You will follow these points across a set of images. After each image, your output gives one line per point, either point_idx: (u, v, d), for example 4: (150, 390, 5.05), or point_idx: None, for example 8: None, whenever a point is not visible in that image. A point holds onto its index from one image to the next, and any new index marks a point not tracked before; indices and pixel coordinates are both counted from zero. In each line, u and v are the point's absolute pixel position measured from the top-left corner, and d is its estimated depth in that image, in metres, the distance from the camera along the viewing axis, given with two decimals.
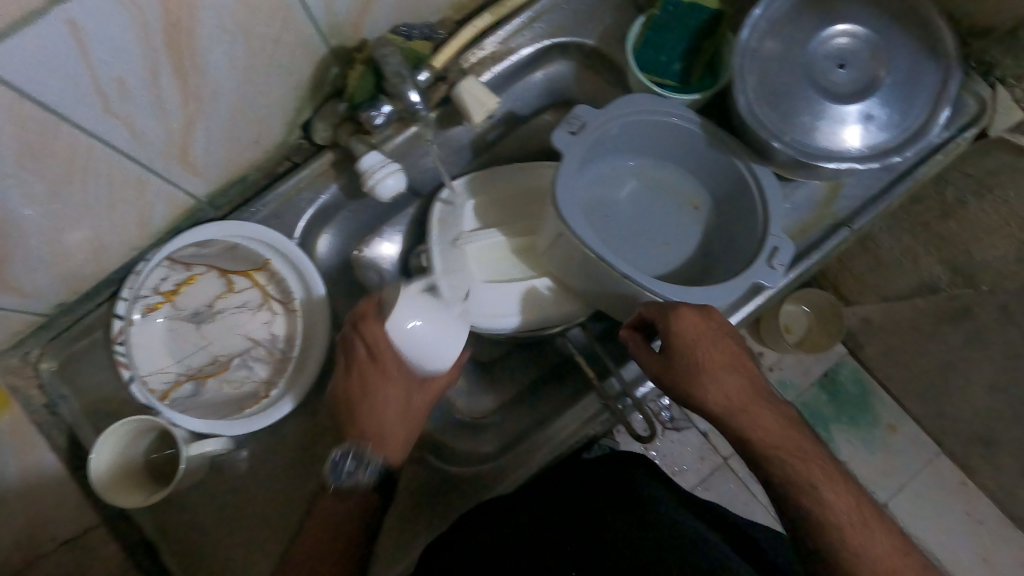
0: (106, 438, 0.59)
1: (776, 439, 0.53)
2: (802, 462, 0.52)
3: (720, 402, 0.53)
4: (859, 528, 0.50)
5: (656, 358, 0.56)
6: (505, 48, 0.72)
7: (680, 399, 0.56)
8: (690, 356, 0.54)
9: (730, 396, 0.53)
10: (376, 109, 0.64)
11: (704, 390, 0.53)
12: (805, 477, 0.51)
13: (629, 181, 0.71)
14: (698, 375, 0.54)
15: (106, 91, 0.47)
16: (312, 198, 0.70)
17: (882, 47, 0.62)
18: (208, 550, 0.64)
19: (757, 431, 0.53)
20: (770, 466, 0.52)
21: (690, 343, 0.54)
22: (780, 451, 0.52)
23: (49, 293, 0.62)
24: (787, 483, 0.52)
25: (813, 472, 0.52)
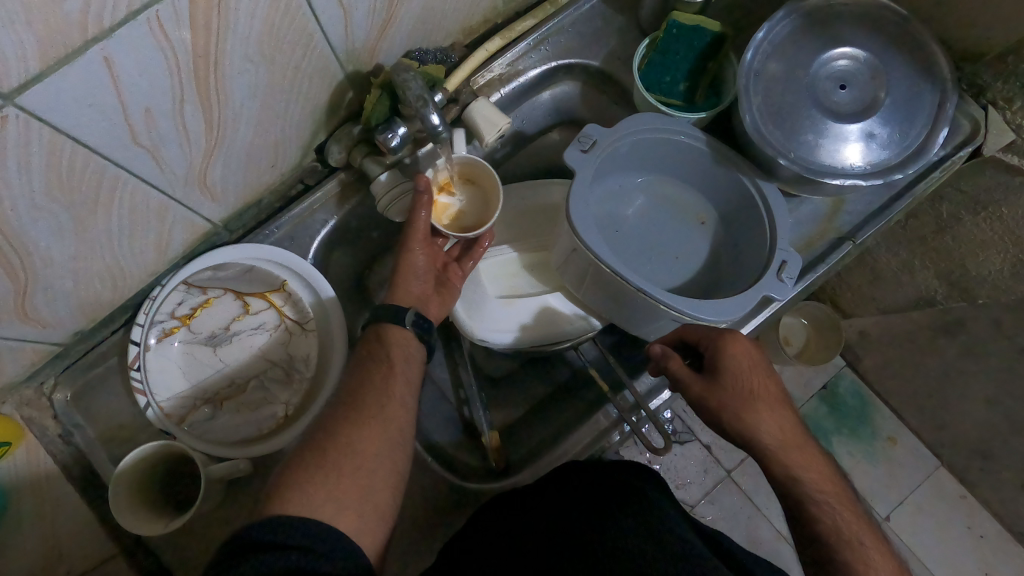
0: (133, 457, 0.60)
1: (820, 483, 0.57)
2: (846, 510, 0.56)
3: (774, 435, 0.56)
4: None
5: (703, 382, 0.58)
6: (513, 71, 0.74)
7: (727, 428, 0.58)
8: (743, 383, 0.57)
9: (780, 431, 0.57)
10: (392, 131, 0.64)
11: (755, 418, 0.56)
12: (850, 525, 0.55)
13: (639, 198, 0.73)
14: (753, 405, 0.57)
15: (135, 123, 0.48)
16: (325, 219, 0.71)
17: (881, 69, 0.64)
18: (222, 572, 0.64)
19: (806, 472, 0.57)
20: (818, 508, 0.56)
21: (745, 369, 0.58)
22: (827, 497, 0.56)
23: (67, 322, 0.62)
24: (831, 527, 0.55)
25: (858, 527, 0.55)
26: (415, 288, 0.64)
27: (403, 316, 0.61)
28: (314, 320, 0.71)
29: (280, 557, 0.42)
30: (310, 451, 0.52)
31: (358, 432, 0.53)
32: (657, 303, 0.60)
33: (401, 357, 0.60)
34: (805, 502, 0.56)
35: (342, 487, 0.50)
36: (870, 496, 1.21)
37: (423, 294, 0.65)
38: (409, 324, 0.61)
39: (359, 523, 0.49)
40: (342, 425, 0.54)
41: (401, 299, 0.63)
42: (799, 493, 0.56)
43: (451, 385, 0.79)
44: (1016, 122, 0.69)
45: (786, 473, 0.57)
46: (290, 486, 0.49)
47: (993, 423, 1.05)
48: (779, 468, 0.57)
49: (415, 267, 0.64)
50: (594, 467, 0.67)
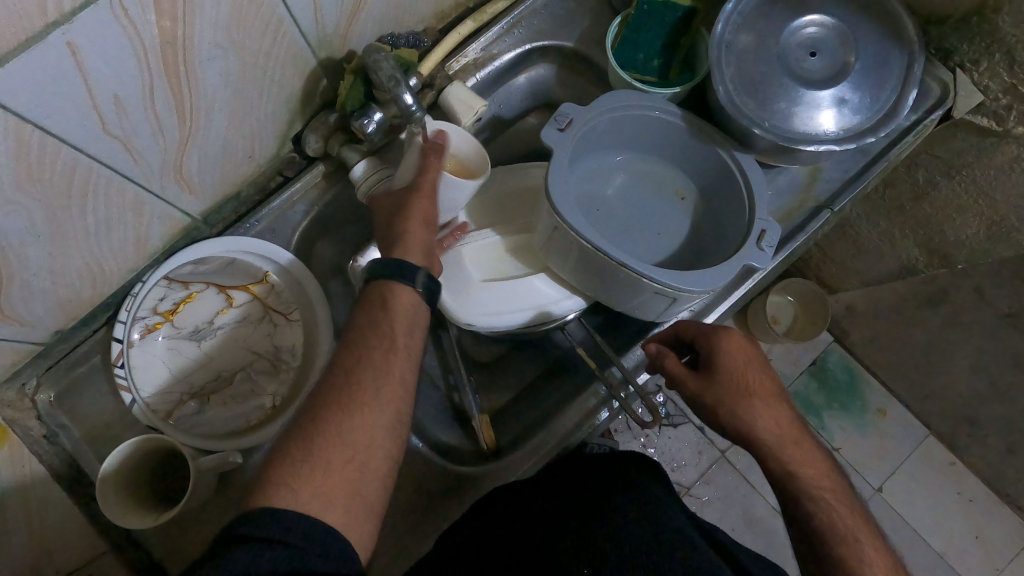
0: (117, 455, 0.59)
1: (815, 478, 0.58)
2: (842, 505, 0.57)
3: (770, 429, 0.58)
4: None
5: (698, 377, 0.60)
6: (487, 55, 0.74)
7: (723, 423, 0.59)
8: (739, 379, 0.59)
9: (776, 426, 0.59)
10: (368, 117, 0.64)
11: (751, 413, 0.58)
12: (846, 522, 0.56)
13: (618, 176, 0.73)
14: (749, 399, 0.58)
15: (104, 111, 0.47)
16: (305, 210, 0.71)
17: (849, 34, 0.65)
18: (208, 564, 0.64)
19: (801, 467, 0.58)
20: (813, 504, 0.57)
21: (739, 365, 0.59)
22: (821, 491, 0.58)
23: (47, 320, 0.62)
24: (827, 524, 0.56)
25: (854, 523, 0.56)
26: (421, 243, 0.61)
27: (414, 276, 0.59)
28: (298, 309, 0.70)
29: (264, 553, 0.41)
30: (300, 436, 0.51)
31: (352, 419, 0.52)
32: (640, 277, 0.60)
33: (405, 332, 0.58)
34: (801, 498, 0.57)
35: (332, 482, 0.48)
36: (863, 468, 1.22)
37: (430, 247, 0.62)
38: (420, 285, 0.59)
39: (347, 516, 0.48)
40: (337, 410, 0.52)
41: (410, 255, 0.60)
42: (796, 489, 0.58)
43: (440, 372, 0.78)
44: (982, 82, 0.71)
45: (782, 467, 0.58)
46: (275, 480, 0.47)
47: (977, 390, 1.08)
48: (775, 462, 0.58)
49: (419, 219, 0.61)
50: (591, 461, 0.67)
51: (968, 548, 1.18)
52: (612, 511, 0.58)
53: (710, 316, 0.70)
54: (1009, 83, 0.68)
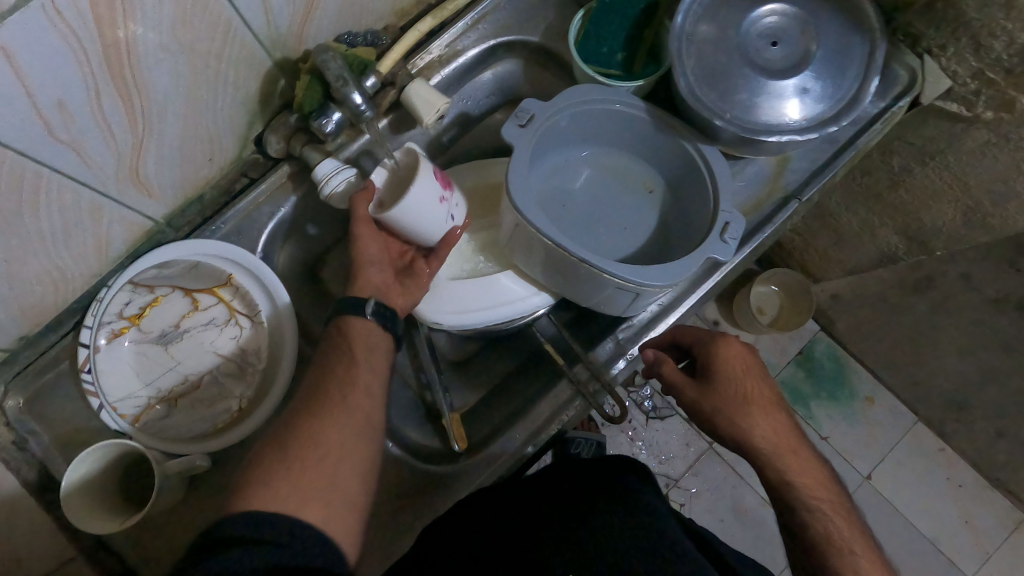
0: (84, 459, 0.60)
1: (813, 489, 0.60)
2: (839, 518, 0.59)
3: (767, 438, 0.60)
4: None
5: (697, 386, 0.62)
6: (452, 51, 0.74)
7: (721, 431, 0.61)
8: (737, 388, 0.61)
9: (774, 435, 0.60)
10: (327, 116, 0.64)
11: (750, 422, 0.60)
12: (844, 537, 0.57)
13: (583, 171, 0.73)
14: (746, 408, 0.60)
15: (49, 117, 0.47)
16: (272, 212, 0.71)
17: (810, 23, 0.64)
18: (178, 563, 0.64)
19: (798, 478, 0.60)
20: (809, 515, 0.59)
21: (738, 374, 0.62)
22: (819, 502, 0.59)
23: (9, 327, 0.62)
24: (826, 539, 0.57)
25: (850, 536, 0.58)
26: (373, 277, 0.64)
27: (364, 307, 0.62)
28: (264, 311, 0.70)
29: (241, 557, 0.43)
30: (276, 446, 0.55)
31: (320, 425, 0.56)
32: (602, 273, 0.60)
33: (363, 350, 0.61)
34: (797, 508, 0.59)
35: (308, 482, 0.52)
36: (852, 456, 1.22)
37: (388, 286, 0.66)
38: (370, 313, 0.62)
39: (327, 511, 0.52)
40: (305, 419, 0.57)
41: (360, 290, 0.64)
42: (793, 497, 0.59)
43: (412, 370, 0.78)
44: (950, 68, 0.70)
45: (779, 477, 0.60)
46: (258, 491, 0.51)
47: (966, 376, 1.07)
48: (773, 471, 0.60)
49: (367, 256, 0.64)
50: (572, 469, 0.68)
51: (958, 533, 1.18)
52: (591, 511, 0.58)
53: (677, 310, 0.70)
54: (976, 68, 0.67)
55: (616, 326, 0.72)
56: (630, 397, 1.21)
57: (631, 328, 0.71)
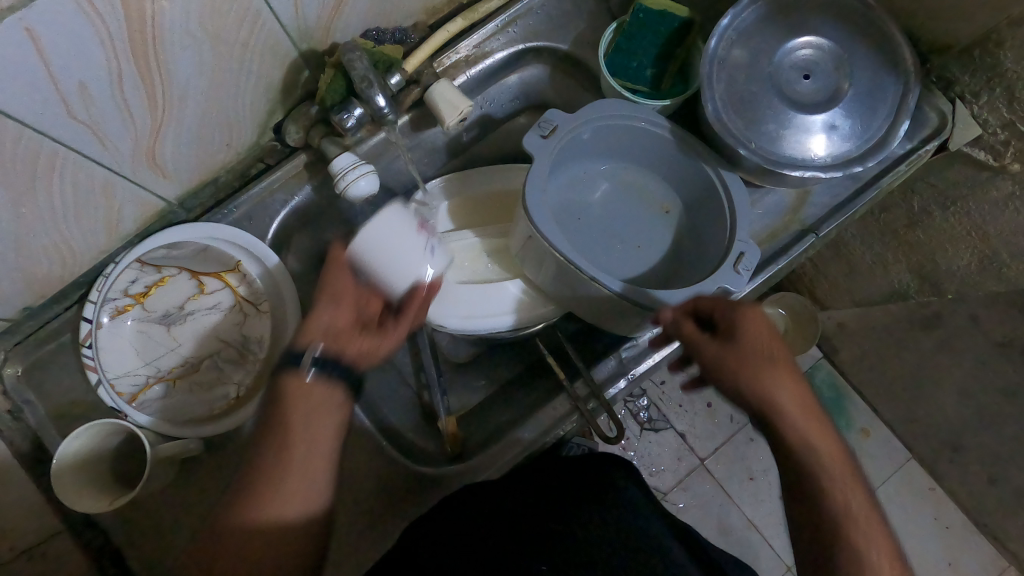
0: (76, 437, 0.59)
1: (833, 463, 0.57)
2: (857, 494, 0.56)
3: (788, 400, 0.57)
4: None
5: (714, 341, 0.58)
6: (480, 53, 0.73)
7: (740, 391, 0.57)
8: (760, 348, 0.57)
9: (794, 400, 0.57)
10: (348, 112, 0.64)
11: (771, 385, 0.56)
12: (862, 516, 0.55)
13: (601, 184, 0.72)
14: (768, 368, 0.57)
15: (69, 97, 0.47)
16: (285, 199, 0.71)
17: (844, 59, 0.63)
18: (165, 544, 0.64)
19: (818, 447, 0.57)
20: (829, 489, 0.56)
21: (762, 335, 0.57)
22: (839, 476, 0.56)
23: (15, 296, 0.62)
24: (844, 516, 0.55)
25: (868, 514, 0.55)
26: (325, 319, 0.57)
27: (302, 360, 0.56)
28: (269, 301, 0.70)
29: None
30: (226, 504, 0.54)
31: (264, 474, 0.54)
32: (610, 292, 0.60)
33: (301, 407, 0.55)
34: (816, 482, 0.56)
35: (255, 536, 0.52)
36: None
37: (340, 333, 0.57)
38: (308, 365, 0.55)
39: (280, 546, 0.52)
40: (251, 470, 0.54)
41: (307, 332, 0.57)
42: (812, 469, 0.56)
43: (412, 369, 0.78)
44: (982, 115, 0.69)
45: (797, 445, 0.57)
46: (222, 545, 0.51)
47: (964, 419, 1.06)
48: (791, 438, 0.57)
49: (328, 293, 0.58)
50: (575, 471, 0.66)
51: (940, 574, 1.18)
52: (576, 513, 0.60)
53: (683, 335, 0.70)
54: (1007, 119, 0.66)
55: (622, 345, 0.72)
56: (626, 407, 1.20)
57: (636, 349, 0.71)
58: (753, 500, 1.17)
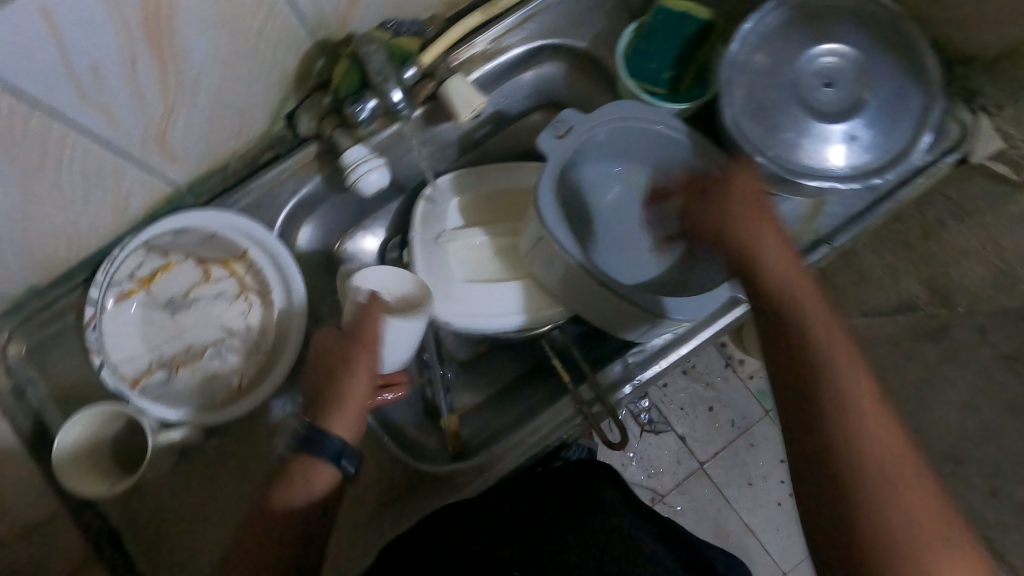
0: (76, 420, 0.59)
1: (832, 343, 0.49)
2: (864, 389, 0.47)
3: (772, 255, 0.54)
4: (935, 542, 0.42)
5: (699, 202, 0.60)
6: (496, 47, 0.72)
7: (727, 248, 0.57)
8: (744, 211, 0.56)
9: (782, 262, 0.54)
10: (361, 104, 0.63)
11: (755, 237, 0.55)
12: (857, 404, 0.46)
13: (614, 187, 0.70)
14: (756, 223, 0.55)
15: (81, 78, 0.46)
16: (294, 189, 0.70)
17: (867, 68, 0.63)
18: (166, 531, 0.64)
19: (813, 323, 0.50)
20: (817, 352, 0.49)
21: (748, 199, 0.57)
22: (835, 350, 0.49)
23: (21, 275, 0.61)
24: (834, 387, 0.47)
25: (871, 415, 0.46)
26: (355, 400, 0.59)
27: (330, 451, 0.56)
28: (275, 292, 0.70)
29: None
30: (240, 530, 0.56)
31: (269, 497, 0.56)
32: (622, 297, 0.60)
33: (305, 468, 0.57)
34: (808, 348, 0.49)
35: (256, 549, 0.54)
36: None
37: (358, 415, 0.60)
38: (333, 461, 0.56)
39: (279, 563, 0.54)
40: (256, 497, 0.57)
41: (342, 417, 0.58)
42: (798, 349, 0.50)
43: None
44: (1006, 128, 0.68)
45: (786, 314, 0.52)
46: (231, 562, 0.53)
47: None
48: (777, 305, 0.52)
49: (361, 381, 0.59)
50: (564, 479, 0.66)
51: None
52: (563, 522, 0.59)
53: (690, 342, 0.69)
54: None
55: (629, 350, 0.72)
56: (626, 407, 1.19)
57: (643, 354, 0.70)
58: (751, 505, 1.16)
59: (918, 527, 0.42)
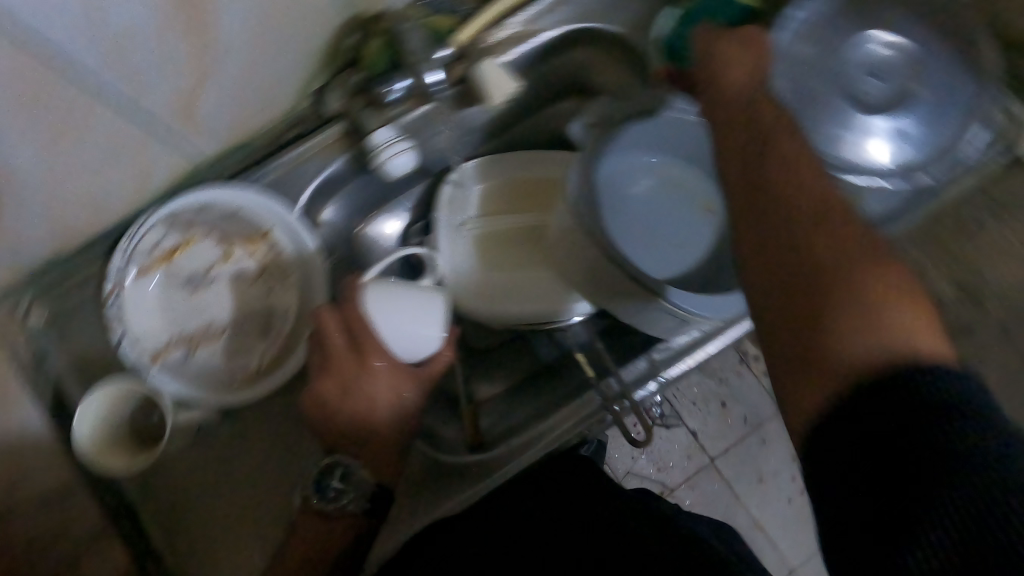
0: (97, 394, 0.60)
1: (788, 163, 0.44)
2: (815, 202, 0.42)
3: (734, 88, 0.51)
4: (892, 312, 0.37)
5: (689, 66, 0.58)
6: (529, 31, 0.68)
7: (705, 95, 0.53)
8: (718, 59, 0.53)
9: (744, 92, 0.50)
10: (389, 83, 0.62)
11: (727, 73, 0.52)
12: (809, 225, 0.40)
13: (644, 179, 0.68)
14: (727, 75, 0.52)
15: (113, 39, 0.46)
16: (318, 169, 0.67)
17: (917, 58, 0.63)
18: (182, 506, 0.64)
19: (767, 146, 0.46)
20: (767, 176, 0.44)
21: (727, 43, 0.54)
22: (799, 175, 0.43)
23: (42, 245, 0.60)
24: (781, 199, 0.42)
25: (824, 230, 0.40)
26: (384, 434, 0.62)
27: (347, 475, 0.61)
28: (297, 274, 0.69)
29: None
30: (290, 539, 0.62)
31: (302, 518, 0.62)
32: (653, 293, 0.57)
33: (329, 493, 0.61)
34: (758, 173, 0.44)
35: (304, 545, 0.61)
36: None
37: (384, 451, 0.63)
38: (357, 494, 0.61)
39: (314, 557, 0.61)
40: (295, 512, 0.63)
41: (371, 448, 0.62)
42: (751, 174, 0.45)
43: None
44: None
45: (743, 148, 0.47)
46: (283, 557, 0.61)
47: None
48: (736, 132, 0.48)
49: (392, 415, 0.62)
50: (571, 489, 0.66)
51: None
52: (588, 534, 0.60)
53: (716, 340, 0.68)
54: None
55: (652, 347, 0.70)
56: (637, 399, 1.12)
57: (668, 350, 0.68)
58: (761, 502, 1.12)
59: (876, 292, 0.38)
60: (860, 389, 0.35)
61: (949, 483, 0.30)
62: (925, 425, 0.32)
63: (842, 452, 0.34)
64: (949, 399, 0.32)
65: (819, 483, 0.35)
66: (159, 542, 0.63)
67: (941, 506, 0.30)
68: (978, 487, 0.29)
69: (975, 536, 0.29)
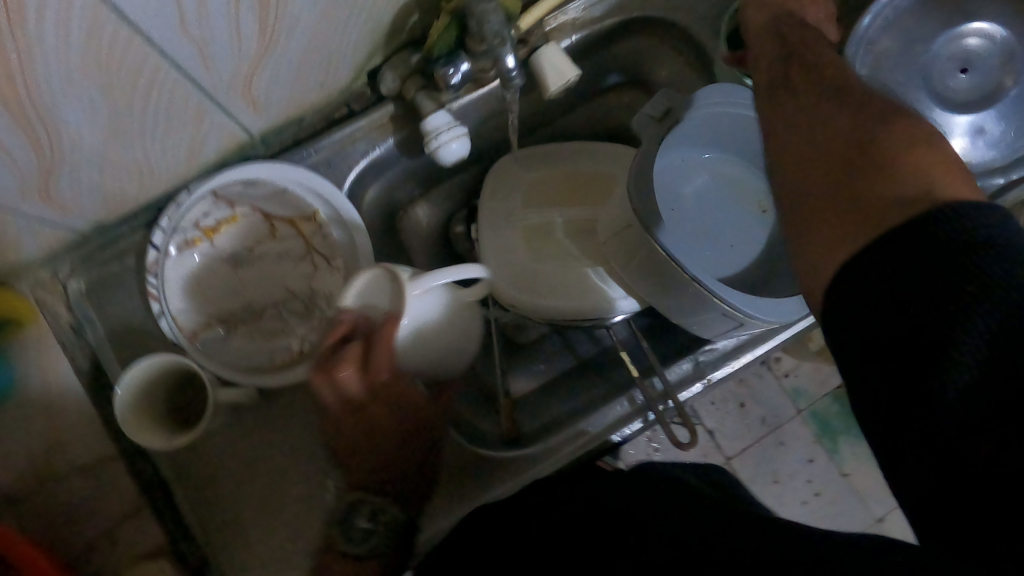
0: (135, 370, 0.57)
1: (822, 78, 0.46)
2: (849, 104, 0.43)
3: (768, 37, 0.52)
4: (926, 173, 0.36)
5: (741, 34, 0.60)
6: (588, 17, 0.67)
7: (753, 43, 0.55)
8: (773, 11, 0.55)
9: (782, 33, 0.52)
10: (454, 66, 0.60)
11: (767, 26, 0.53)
12: (840, 117, 0.42)
13: (698, 176, 0.66)
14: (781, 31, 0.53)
15: (186, 7, 0.43)
16: (366, 150, 0.67)
17: (1013, 54, 0.62)
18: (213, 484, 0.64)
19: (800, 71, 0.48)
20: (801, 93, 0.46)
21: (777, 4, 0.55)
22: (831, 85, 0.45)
23: (89, 211, 0.59)
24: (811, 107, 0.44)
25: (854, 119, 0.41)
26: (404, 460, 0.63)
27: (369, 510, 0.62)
28: (342, 258, 0.68)
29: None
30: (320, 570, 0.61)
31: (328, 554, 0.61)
32: (710, 296, 0.54)
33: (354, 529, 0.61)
34: (789, 95, 0.46)
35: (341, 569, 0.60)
36: None
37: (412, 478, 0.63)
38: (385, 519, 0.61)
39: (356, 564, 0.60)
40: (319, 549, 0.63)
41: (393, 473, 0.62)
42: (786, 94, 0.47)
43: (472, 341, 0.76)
44: None
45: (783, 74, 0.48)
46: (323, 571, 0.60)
47: None
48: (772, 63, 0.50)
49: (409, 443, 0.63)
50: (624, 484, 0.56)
51: None
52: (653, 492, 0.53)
53: (765, 345, 0.67)
54: None
55: (698, 348, 0.69)
56: None
57: (713, 353, 0.68)
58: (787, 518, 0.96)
59: (909, 157, 0.37)
60: (886, 245, 0.34)
61: (963, 308, 0.31)
62: (950, 261, 0.32)
63: (865, 302, 0.34)
64: (971, 237, 0.32)
65: (840, 334, 0.35)
66: (190, 518, 0.63)
67: (965, 331, 0.31)
68: (994, 307, 0.31)
69: (995, 359, 0.30)
